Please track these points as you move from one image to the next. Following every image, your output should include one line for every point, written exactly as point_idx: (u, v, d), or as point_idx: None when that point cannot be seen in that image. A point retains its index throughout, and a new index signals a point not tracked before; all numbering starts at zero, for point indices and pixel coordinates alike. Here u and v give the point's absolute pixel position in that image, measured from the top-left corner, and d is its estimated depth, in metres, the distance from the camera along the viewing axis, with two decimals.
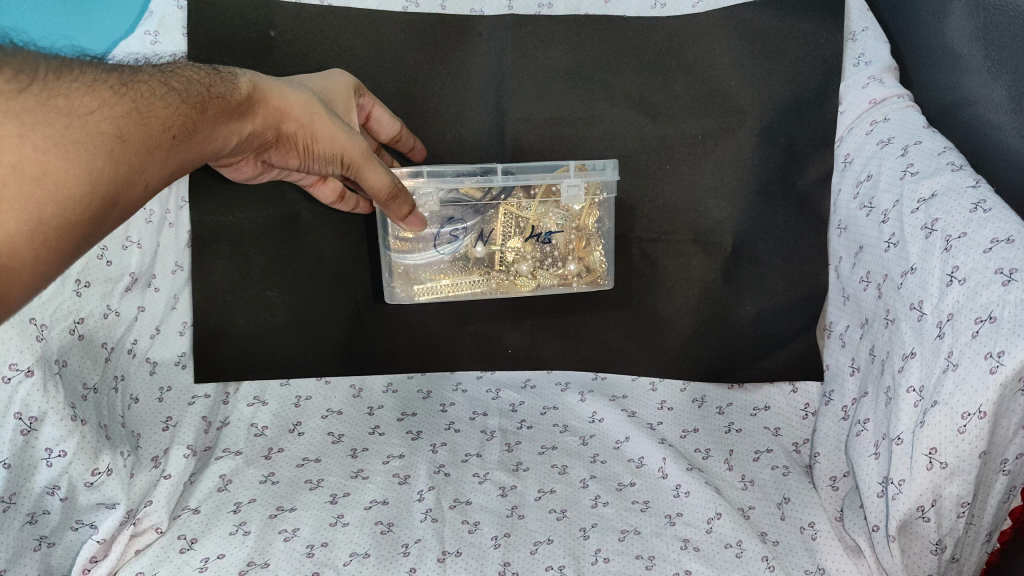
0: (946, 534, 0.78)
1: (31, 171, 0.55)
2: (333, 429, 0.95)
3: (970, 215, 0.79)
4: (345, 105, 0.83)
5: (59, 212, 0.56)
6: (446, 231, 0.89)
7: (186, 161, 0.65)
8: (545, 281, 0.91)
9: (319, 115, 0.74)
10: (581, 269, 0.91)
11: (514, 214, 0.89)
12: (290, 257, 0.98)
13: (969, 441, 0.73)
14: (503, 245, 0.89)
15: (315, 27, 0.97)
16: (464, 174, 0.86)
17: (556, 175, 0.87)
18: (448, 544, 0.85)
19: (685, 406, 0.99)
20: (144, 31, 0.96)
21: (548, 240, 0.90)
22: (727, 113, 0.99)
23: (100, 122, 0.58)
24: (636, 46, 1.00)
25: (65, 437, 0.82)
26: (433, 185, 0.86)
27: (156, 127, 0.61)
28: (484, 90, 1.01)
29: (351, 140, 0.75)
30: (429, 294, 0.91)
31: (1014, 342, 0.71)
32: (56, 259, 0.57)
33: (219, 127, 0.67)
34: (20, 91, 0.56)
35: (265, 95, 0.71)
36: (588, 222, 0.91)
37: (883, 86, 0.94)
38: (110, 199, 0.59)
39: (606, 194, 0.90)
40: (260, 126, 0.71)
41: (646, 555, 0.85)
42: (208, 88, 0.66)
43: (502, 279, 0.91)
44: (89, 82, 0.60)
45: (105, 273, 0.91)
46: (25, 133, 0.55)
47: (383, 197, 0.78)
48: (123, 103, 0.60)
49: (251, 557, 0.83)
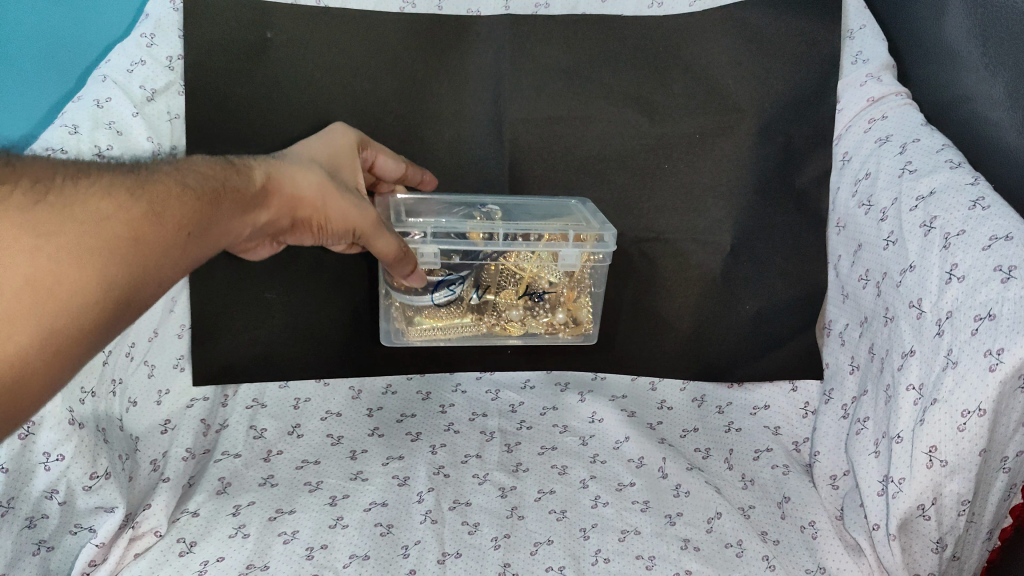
0: (947, 532, 0.77)
1: (45, 283, 0.50)
2: (332, 431, 0.96)
3: (969, 212, 0.78)
4: (349, 163, 0.81)
5: (77, 321, 0.52)
6: (444, 281, 0.86)
7: (203, 256, 0.63)
8: (533, 328, 0.93)
9: (331, 193, 0.73)
10: (568, 319, 0.93)
11: (509, 269, 0.90)
12: (287, 261, 0.99)
13: (969, 439, 0.72)
14: (496, 295, 0.91)
15: (312, 27, 0.97)
16: (465, 239, 0.85)
17: (555, 241, 0.87)
18: (449, 546, 0.83)
19: (685, 405, 1.01)
20: (140, 33, 0.94)
21: (540, 298, 0.91)
22: (726, 112, 0.99)
23: (117, 226, 0.54)
24: (635, 44, 0.99)
25: (64, 440, 0.82)
26: (434, 248, 0.85)
27: (176, 228, 0.58)
28: (481, 91, 1.01)
29: (363, 214, 0.74)
30: (420, 334, 0.90)
31: (1013, 338, 0.70)
32: (70, 368, 0.53)
33: (234, 220, 0.65)
34: (36, 201, 0.51)
35: (279, 182, 0.69)
36: (581, 277, 0.92)
37: (880, 84, 0.94)
38: (128, 302, 0.55)
39: (601, 261, 0.90)
40: (275, 214, 0.70)
41: (646, 555, 0.83)
42: (225, 183, 0.64)
43: (492, 324, 0.92)
44: (106, 186, 0.56)
45: None
46: (41, 245, 0.50)
47: (391, 258, 0.79)
48: (143, 204, 0.56)
49: (250, 560, 0.80)
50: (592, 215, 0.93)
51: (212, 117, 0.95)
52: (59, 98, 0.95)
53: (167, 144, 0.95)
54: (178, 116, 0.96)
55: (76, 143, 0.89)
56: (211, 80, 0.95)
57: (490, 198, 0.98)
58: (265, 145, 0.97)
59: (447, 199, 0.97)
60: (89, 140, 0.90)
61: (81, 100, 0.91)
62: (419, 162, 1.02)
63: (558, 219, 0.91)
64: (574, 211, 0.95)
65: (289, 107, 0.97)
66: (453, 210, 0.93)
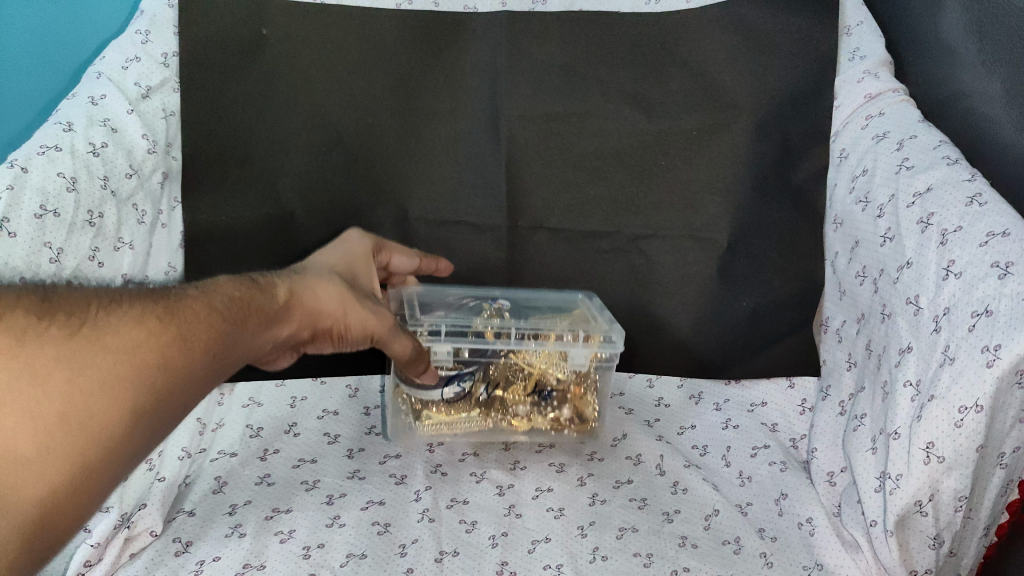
0: (944, 528, 0.74)
1: (78, 418, 0.51)
2: (329, 430, 0.97)
3: (966, 209, 0.77)
4: (366, 267, 0.79)
5: (104, 454, 0.52)
6: (453, 380, 0.84)
7: (222, 377, 0.62)
8: (539, 423, 0.90)
9: (351, 302, 0.69)
10: (575, 415, 0.89)
11: (518, 364, 0.87)
12: (284, 260, 1.01)
13: (967, 435, 0.70)
14: (504, 391, 0.88)
15: (307, 23, 0.96)
16: (474, 336, 0.84)
17: (566, 341, 0.86)
18: (446, 544, 0.81)
19: (682, 402, 1.03)
20: (134, 30, 0.92)
21: (548, 396, 0.88)
22: (722, 109, 0.99)
23: (144, 356, 0.54)
24: (631, 41, 1.00)
25: None
26: (447, 347, 0.83)
27: (198, 353, 0.58)
28: (477, 88, 1.02)
29: (382, 320, 0.71)
30: (426, 425, 0.88)
31: (1011, 334, 0.67)
32: (95, 499, 0.53)
33: (254, 339, 0.63)
34: (71, 334, 0.53)
35: (300, 296, 0.66)
36: (590, 372, 0.89)
37: (878, 80, 0.94)
38: (151, 433, 0.55)
39: (609, 361, 0.89)
40: (296, 330, 0.66)
41: (644, 553, 0.81)
42: (245, 303, 0.62)
43: (498, 419, 0.89)
44: (136, 314, 0.56)
45: (97, 276, 0.83)
46: (73, 379, 0.51)
47: (406, 359, 0.75)
48: (170, 331, 0.56)
49: (247, 560, 0.77)
50: (604, 316, 0.93)
51: (208, 113, 0.95)
52: (47, 101, 0.95)
53: (163, 142, 0.92)
54: (174, 113, 0.93)
55: (71, 139, 0.82)
56: (208, 77, 0.94)
57: (504, 294, 0.98)
58: (261, 142, 0.97)
59: (462, 293, 0.97)
60: (85, 136, 0.83)
61: (76, 98, 0.87)
62: (416, 159, 1.03)
63: (564, 315, 0.93)
64: (583, 306, 0.97)
65: (288, 104, 0.97)
66: (466, 304, 0.93)
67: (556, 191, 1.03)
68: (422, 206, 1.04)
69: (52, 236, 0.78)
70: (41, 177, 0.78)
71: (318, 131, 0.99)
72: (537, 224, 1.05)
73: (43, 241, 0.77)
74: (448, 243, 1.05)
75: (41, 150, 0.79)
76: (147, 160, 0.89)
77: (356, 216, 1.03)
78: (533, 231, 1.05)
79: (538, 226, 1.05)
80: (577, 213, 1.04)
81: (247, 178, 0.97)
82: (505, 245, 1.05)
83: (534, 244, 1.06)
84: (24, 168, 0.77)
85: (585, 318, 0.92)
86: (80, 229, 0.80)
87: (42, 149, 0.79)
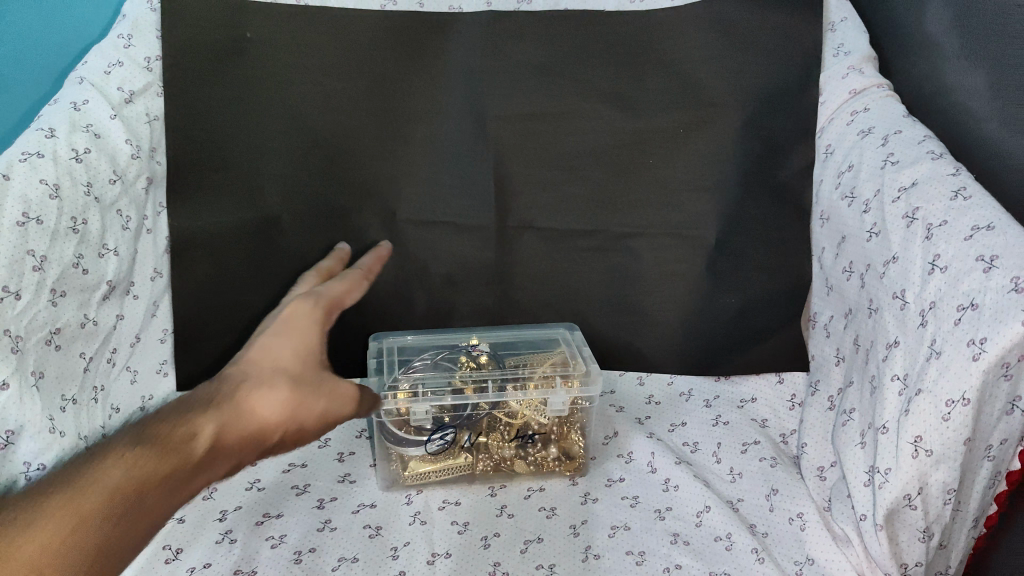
0: (934, 521, 0.73)
1: None
2: (319, 434, 0.97)
3: (951, 203, 0.77)
4: (313, 327, 0.74)
5: None
6: (437, 434, 0.85)
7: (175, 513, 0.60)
8: (528, 469, 0.89)
9: (297, 404, 0.66)
10: (561, 454, 0.89)
11: (501, 414, 0.88)
12: (264, 262, 0.99)
13: (954, 429, 0.69)
14: (489, 437, 0.88)
15: (287, 25, 0.96)
16: (453, 393, 0.85)
17: (545, 388, 0.87)
18: (439, 546, 0.81)
19: (673, 398, 1.04)
20: (116, 34, 0.91)
21: (532, 438, 0.88)
22: (701, 105, 0.99)
23: (95, 543, 0.51)
24: (611, 39, 1.01)
25: (44, 449, 0.73)
26: (426, 405, 0.84)
27: (150, 519, 0.55)
28: (456, 88, 1.01)
29: (332, 407, 0.70)
30: (416, 479, 0.88)
31: (996, 327, 0.67)
32: None
33: (203, 476, 0.60)
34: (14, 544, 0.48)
35: (246, 418, 0.63)
36: (573, 413, 0.90)
37: (862, 76, 0.95)
38: None
39: (591, 401, 0.90)
40: (245, 450, 0.64)
41: (637, 551, 0.81)
42: (185, 453, 0.58)
43: (487, 466, 0.89)
44: (76, 501, 0.52)
45: (82, 281, 0.81)
46: None
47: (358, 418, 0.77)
48: (117, 507, 0.53)
49: (237, 566, 0.77)
50: (584, 355, 0.94)
51: (190, 116, 0.94)
52: (28, 107, 0.93)
53: (147, 146, 0.91)
54: (157, 117, 0.93)
55: (54, 145, 0.80)
56: (190, 79, 0.94)
57: (484, 339, 0.99)
58: (237, 146, 0.96)
59: (440, 341, 0.97)
60: (68, 142, 0.82)
61: (58, 104, 0.86)
62: (396, 161, 1.02)
63: (545, 356, 0.94)
64: (563, 344, 0.98)
65: (264, 107, 0.96)
66: (443, 352, 0.93)
67: (539, 190, 1.03)
68: (409, 209, 1.03)
69: (36, 243, 0.75)
70: (23, 184, 0.75)
71: (294, 133, 0.97)
72: (524, 224, 1.04)
73: (26, 249, 0.74)
74: (434, 243, 1.04)
75: (23, 157, 0.77)
76: (131, 166, 0.88)
77: (343, 220, 1.01)
78: (520, 232, 1.05)
79: (525, 226, 1.04)
80: (560, 212, 1.04)
81: (225, 182, 0.96)
82: (494, 246, 1.05)
83: (520, 245, 1.05)
84: (6, 175, 0.74)
85: (565, 358, 0.92)
86: (64, 237, 0.78)
87: (24, 156, 0.77)
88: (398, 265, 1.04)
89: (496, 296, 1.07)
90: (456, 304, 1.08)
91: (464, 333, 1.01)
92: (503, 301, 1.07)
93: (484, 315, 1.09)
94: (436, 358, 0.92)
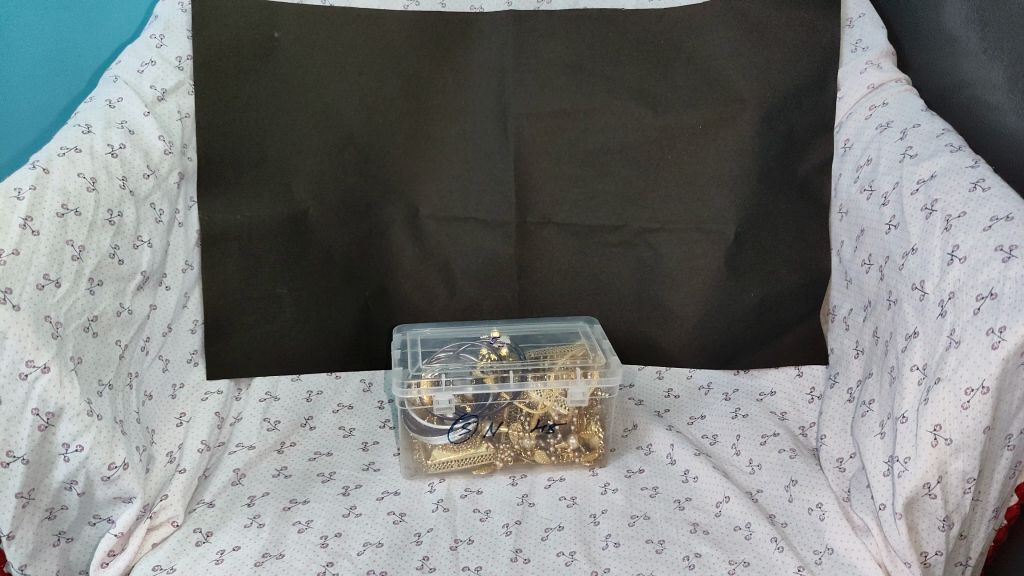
0: (954, 511, 0.73)
1: None
2: (343, 424, 0.99)
3: (970, 195, 0.77)
4: None
5: None
6: (459, 425, 0.87)
7: None
8: (548, 459, 0.91)
9: None
10: (581, 445, 0.90)
11: (522, 407, 0.89)
12: (297, 256, 1.02)
13: (974, 416, 0.69)
14: (509, 427, 0.89)
15: (320, 24, 1.00)
16: (474, 383, 0.87)
17: (565, 379, 0.88)
18: (461, 533, 0.81)
19: (691, 391, 1.06)
20: (149, 34, 0.95)
21: (551, 429, 0.90)
22: (727, 102, 1.01)
23: None
24: (636, 38, 1.03)
25: (84, 431, 0.71)
26: (448, 395, 0.86)
27: None
28: (486, 86, 1.05)
29: None
30: (440, 468, 0.89)
31: (1014, 315, 0.67)
32: None
33: None
34: None
35: None
36: (594, 405, 0.91)
37: (880, 71, 0.96)
38: None
39: (609, 392, 0.90)
40: None
41: (656, 539, 0.80)
42: None
43: (509, 456, 0.90)
44: None
45: (118, 272, 0.83)
46: None
47: None
48: None
49: (266, 548, 0.78)
50: (603, 346, 0.95)
51: (222, 116, 0.97)
52: (58, 113, 0.98)
53: (179, 143, 0.93)
54: (188, 115, 0.95)
55: (90, 140, 0.82)
56: (223, 81, 0.97)
57: (503, 330, 1.00)
58: (275, 143, 0.99)
59: (460, 332, 0.99)
60: (103, 137, 0.84)
61: (92, 102, 0.88)
62: (424, 159, 1.06)
63: (566, 347, 0.95)
64: (583, 336, 0.99)
65: (299, 106, 1.00)
66: (464, 344, 0.95)
67: (563, 188, 1.06)
68: (432, 205, 1.06)
69: (74, 233, 0.76)
70: (63, 177, 0.77)
71: (329, 131, 1.01)
72: (544, 219, 1.07)
73: (66, 239, 0.75)
74: (458, 238, 1.08)
75: (61, 152, 0.79)
76: (163, 161, 0.91)
77: (368, 215, 1.05)
78: (542, 226, 1.07)
79: (546, 221, 1.07)
80: (584, 209, 1.06)
81: (260, 178, 0.99)
82: (514, 240, 1.07)
83: (542, 238, 1.08)
84: (46, 169, 0.76)
85: (585, 350, 0.94)
86: (101, 228, 0.80)
87: (62, 151, 0.79)
88: (422, 257, 1.08)
89: (515, 290, 1.10)
90: (477, 297, 1.10)
91: (484, 325, 1.02)
92: (523, 294, 1.11)
93: (505, 309, 1.11)
94: (458, 348, 0.94)
